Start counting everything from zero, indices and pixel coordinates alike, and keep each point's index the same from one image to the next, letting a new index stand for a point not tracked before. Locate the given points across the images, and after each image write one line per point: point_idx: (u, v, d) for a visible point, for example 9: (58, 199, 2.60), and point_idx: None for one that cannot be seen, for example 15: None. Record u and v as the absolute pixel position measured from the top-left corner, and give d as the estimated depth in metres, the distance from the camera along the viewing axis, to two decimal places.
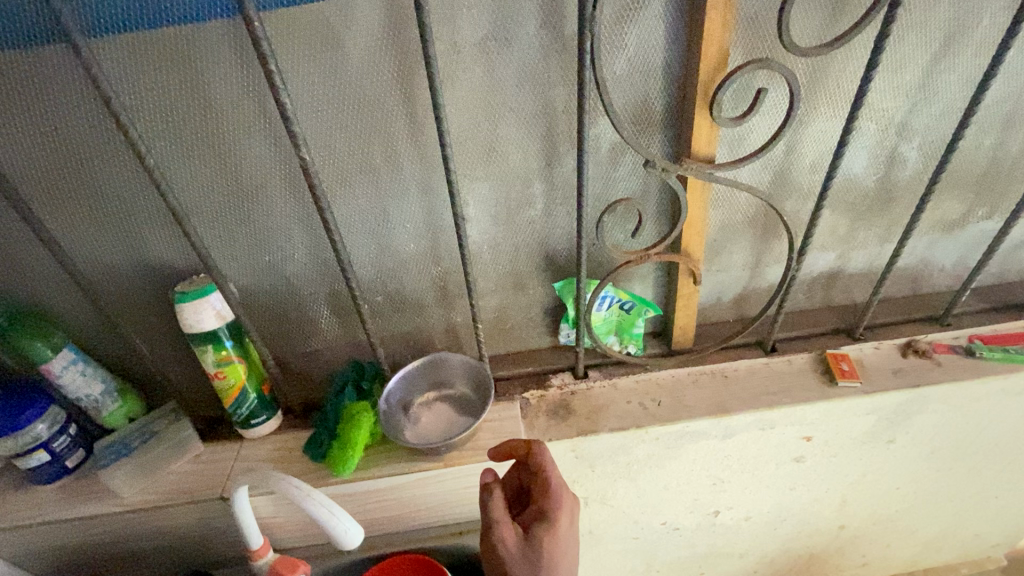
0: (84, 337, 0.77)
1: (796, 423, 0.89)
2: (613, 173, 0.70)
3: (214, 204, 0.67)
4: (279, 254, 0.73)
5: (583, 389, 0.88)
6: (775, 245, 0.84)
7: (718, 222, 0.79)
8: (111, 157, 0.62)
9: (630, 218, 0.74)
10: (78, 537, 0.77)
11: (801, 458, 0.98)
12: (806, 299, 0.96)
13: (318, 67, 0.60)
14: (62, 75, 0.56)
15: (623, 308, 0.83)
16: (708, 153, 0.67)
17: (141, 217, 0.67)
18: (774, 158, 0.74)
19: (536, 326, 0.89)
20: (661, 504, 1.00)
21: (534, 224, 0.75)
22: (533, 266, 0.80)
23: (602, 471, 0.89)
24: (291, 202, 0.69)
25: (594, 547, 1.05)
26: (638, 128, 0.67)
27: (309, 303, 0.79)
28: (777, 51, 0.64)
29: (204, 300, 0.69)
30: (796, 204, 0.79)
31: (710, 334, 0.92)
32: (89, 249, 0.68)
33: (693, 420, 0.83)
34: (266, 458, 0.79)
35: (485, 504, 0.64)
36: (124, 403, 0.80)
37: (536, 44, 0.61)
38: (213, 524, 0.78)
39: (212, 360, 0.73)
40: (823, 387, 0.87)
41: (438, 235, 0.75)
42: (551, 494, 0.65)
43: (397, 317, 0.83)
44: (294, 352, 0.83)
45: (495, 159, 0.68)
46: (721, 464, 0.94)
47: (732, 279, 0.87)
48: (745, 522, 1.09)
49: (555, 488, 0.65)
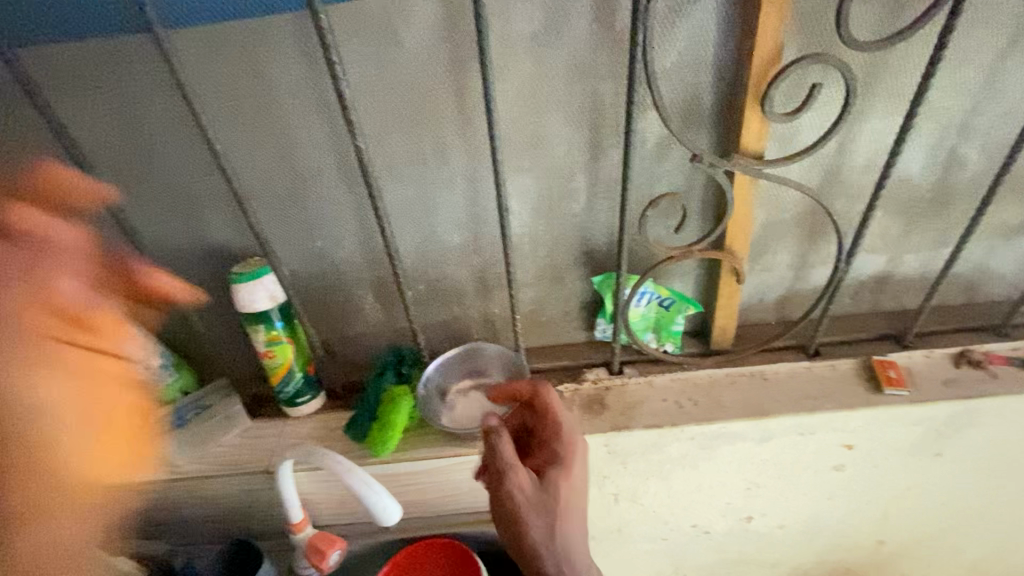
0: (145, 313, 0.82)
1: (838, 430, 0.87)
2: (658, 168, 0.70)
3: (272, 189, 0.70)
4: (329, 240, 0.76)
5: (618, 384, 0.87)
6: (822, 246, 0.82)
7: (763, 220, 0.78)
8: (180, 142, 0.66)
9: (673, 214, 0.74)
10: (132, 503, 0.81)
11: (841, 467, 0.95)
12: (853, 303, 0.93)
13: (376, 59, 0.62)
14: (143, 64, 0.60)
15: (662, 304, 0.83)
16: (757, 149, 0.66)
17: (204, 200, 0.71)
18: (825, 156, 0.72)
19: (573, 320, 0.89)
20: (692, 506, 0.99)
21: (576, 217, 0.76)
22: (572, 260, 0.80)
23: (634, 468, 0.89)
24: (344, 190, 0.72)
25: (622, 546, 1.05)
26: (686, 123, 0.67)
27: (354, 288, 0.82)
28: (833, 45, 0.63)
29: (258, 281, 0.72)
30: (846, 204, 0.77)
31: (750, 335, 0.91)
32: (155, 230, 0.73)
33: (729, 421, 0.82)
34: (308, 436, 0.82)
35: (496, 448, 0.65)
36: (179, 377, 0.85)
37: (587, 37, 0.62)
38: (257, 496, 0.81)
39: (263, 339, 0.76)
40: (868, 394, 0.84)
41: (481, 226, 0.77)
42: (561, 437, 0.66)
43: (437, 306, 0.85)
44: (337, 336, 0.86)
45: (541, 151, 0.69)
46: (757, 469, 0.92)
47: (775, 280, 0.85)
48: (779, 530, 1.07)
49: (564, 437, 0.67)
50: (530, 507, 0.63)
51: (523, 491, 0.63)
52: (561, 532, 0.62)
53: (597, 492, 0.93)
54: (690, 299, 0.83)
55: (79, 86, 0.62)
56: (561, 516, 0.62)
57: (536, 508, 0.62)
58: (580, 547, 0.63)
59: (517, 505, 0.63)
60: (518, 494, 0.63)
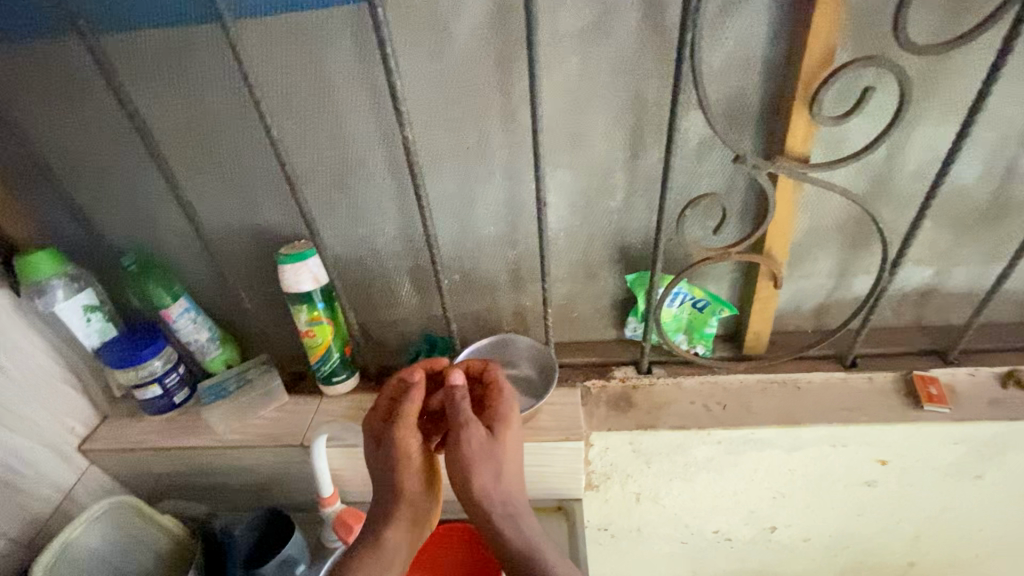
0: (196, 288, 0.86)
1: (872, 444, 0.85)
2: (698, 168, 0.70)
3: (321, 174, 0.73)
4: (371, 227, 0.79)
5: (645, 384, 0.87)
6: (865, 255, 0.80)
7: (804, 226, 0.77)
8: (239, 126, 0.69)
9: (711, 215, 0.74)
10: (176, 467, 0.86)
11: (873, 483, 0.93)
12: (894, 316, 0.90)
13: (426, 53, 0.64)
14: (210, 51, 0.64)
15: (696, 305, 0.82)
16: (803, 152, 0.65)
17: (258, 183, 0.74)
18: (873, 162, 0.71)
19: (604, 317, 0.89)
20: (714, 511, 0.98)
21: (612, 215, 0.76)
22: (607, 257, 0.81)
23: (658, 468, 0.89)
24: (388, 179, 0.74)
25: (641, 546, 1.05)
26: (731, 123, 0.66)
27: (392, 275, 0.84)
28: (888, 49, 0.62)
29: (304, 263, 0.76)
30: (893, 213, 0.75)
31: (784, 342, 0.90)
32: (211, 210, 0.77)
33: (759, 427, 0.81)
34: (342, 414, 0.85)
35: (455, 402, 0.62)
36: (224, 351, 0.89)
37: (634, 36, 0.62)
38: (291, 468, 0.85)
39: (305, 318, 0.80)
40: (906, 409, 0.82)
41: (518, 219, 0.78)
42: (505, 399, 0.65)
43: (470, 296, 0.87)
44: (373, 320, 0.89)
45: (582, 148, 0.70)
46: (784, 478, 0.91)
47: (813, 287, 0.84)
48: (803, 542, 1.05)
49: (508, 400, 0.65)
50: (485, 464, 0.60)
51: (477, 448, 0.60)
52: (509, 487, 0.61)
53: (619, 490, 0.94)
54: (725, 301, 0.82)
55: (150, 70, 0.66)
56: (510, 471, 0.61)
57: (493, 465, 0.60)
58: (524, 502, 0.62)
59: (473, 463, 0.60)
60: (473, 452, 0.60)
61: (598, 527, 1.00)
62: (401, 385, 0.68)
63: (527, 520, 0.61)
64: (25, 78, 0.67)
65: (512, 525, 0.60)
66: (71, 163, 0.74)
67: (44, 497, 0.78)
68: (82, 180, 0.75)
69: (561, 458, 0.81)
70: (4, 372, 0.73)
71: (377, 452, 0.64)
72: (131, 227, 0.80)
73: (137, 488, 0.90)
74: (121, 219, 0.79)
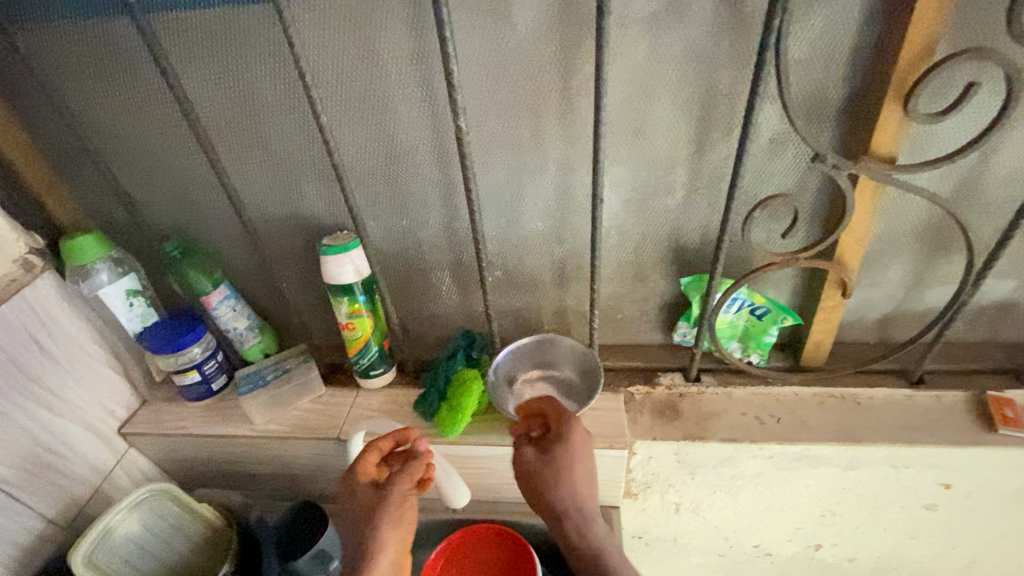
0: (236, 275, 0.85)
1: (938, 467, 0.79)
2: (768, 166, 0.65)
3: (367, 163, 0.71)
4: (415, 219, 0.76)
5: (693, 392, 0.83)
6: (943, 265, 0.74)
7: (878, 231, 0.71)
8: (285, 110, 0.67)
9: (778, 217, 0.69)
10: (212, 454, 0.86)
11: (932, 506, 0.87)
12: (967, 330, 0.84)
13: (483, 37, 0.60)
14: (261, 33, 0.62)
15: (753, 312, 0.78)
16: (888, 151, 0.60)
17: (301, 170, 0.72)
18: (963, 164, 0.65)
19: (651, 320, 0.85)
20: (757, 525, 0.94)
21: (669, 213, 0.72)
22: (660, 257, 0.76)
23: (702, 479, 0.85)
24: (435, 169, 0.71)
25: (676, 556, 1.01)
26: (810, 119, 0.61)
27: (434, 268, 0.82)
28: (996, 40, 0.55)
29: (346, 255, 0.73)
30: (980, 220, 0.69)
31: (844, 354, 0.84)
32: (254, 196, 0.75)
33: (815, 443, 0.76)
34: (379, 409, 0.83)
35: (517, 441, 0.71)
36: (262, 339, 0.88)
37: (710, 21, 0.57)
38: (326, 461, 0.84)
39: (345, 311, 0.77)
40: (978, 432, 0.76)
41: (568, 215, 0.74)
42: (562, 423, 0.69)
43: (513, 293, 0.84)
44: (412, 313, 0.87)
45: (642, 141, 0.66)
46: (836, 496, 0.86)
47: (881, 296, 0.78)
48: (849, 562, 1.00)
49: (569, 426, 0.68)
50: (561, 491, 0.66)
51: (551, 475, 0.66)
52: (586, 513, 0.67)
53: (658, 499, 0.90)
54: (787, 309, 0.77)
55: (198, 50, 0.64)
56: (584, 499, 0.66)
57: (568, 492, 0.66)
58: (602, 526, 0.67)
59: (550, 490, 0.66)
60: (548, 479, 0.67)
61: (632, 534, 0.97)
62: (396, 444, 0.68)
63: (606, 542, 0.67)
64: (74, 58, 0.66)
65: (579, 534, 0.67)
66: (117, 146, 0.73)
67: (84, 479, 0.78)
68: (128, 163, 0.74)
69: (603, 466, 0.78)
70: (48, 355, 0.73)
71: (370, 504, 0.63)
72: (174, 212, 0.79)
73: (173, 472, 0.90)
74: (164, 203, 0.78)
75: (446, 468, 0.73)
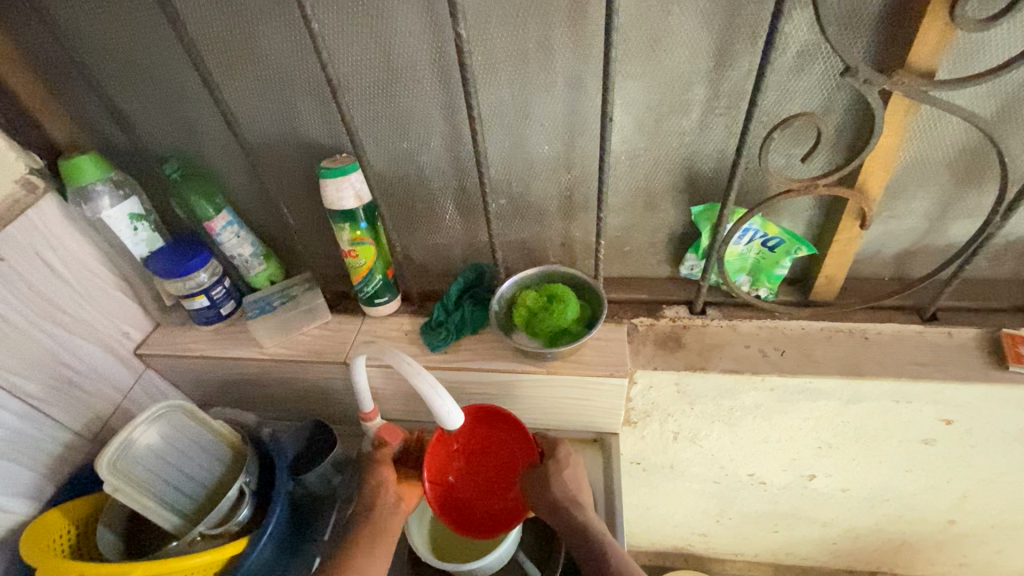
0: (239, 201, 0.84)
1: (942, 404, 0.79)
2: (794, 83, 0.61)
3: (366, 79, 0.68)
4: (416, 141, 0.74)
5: (697, 324, 0.82)
6: (973, 197, 0.70)
7: (906, 158, 0.67)
8: (276, 21, 0.64)
9: (800, 141, 0.65)
10: (225, 375, 0.88)
11: (931, 441, 0.88)
12: (990, 267, 0.81)
13: None
14: None
15: (766, 244, 0.75)
16: (927, 64, 0.56)
17: (297, 85, 0.69)
18: (1009, 83, 0.60)
19: (660, 252, 0.83)
20: (754, 455, 0.96)
21: (684, 136, 0.68)
22: (670, 185, 0.73)
23: (701, 410, 0.86)
24: (436, 87, 0.68)
25: (672, 481, 1.06)
26: (843, 27, 0.57)
27: (436, 196, 0.80)
28: None
29: (345, 178, 0.71)
30: (1019, 145, 0.65)
31: (856, 289, 0.82)
32: (252, 116, 0.73)
33: (818, 377, 0.76)
34: (385, 335, 0.85)
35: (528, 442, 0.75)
36: (267, 266, 0.89)
37: None
38: (336, 384, 0.87)
39: (348, 238, 0.77)
40: (987, 368, 0.75)
41: (577, 139, 0.71)
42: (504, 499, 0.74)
43: (518, 223, 0.82)
44: (415, 241, 0.86)
45: (659, 55, 0.61)
46: (835, 430, 0.87)
47: (903, 230, 0.75)
48: (841, 492, 1.03)
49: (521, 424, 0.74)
50: (537, 491, 0.72)
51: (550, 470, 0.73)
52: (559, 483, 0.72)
53: (656, 428, 0.92)
54: (802, 240, 0.74)
55: None
56: (569, 474, 0.73)
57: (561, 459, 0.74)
58: (574, 475, 0.74)
59: (543, 487, 0.72)
60: (529, 488, 0.73)
61: (631, 460, 1.01)
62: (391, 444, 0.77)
63: (568, 505, 0.70)
64: None
65: (543, 483, 0.72)
66: (106, 58, 0.70)
67: (104, 397, 0.81)
68: (119, 79, 0.72)
69: (603, 392, 0.79)
70: (57, 275, 0.74)
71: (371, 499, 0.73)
72: (171, 132, 0.77)
73: (191, 392, 0.94)
74: (160, 123, 0.76)
75: (439, 389, 0.64)
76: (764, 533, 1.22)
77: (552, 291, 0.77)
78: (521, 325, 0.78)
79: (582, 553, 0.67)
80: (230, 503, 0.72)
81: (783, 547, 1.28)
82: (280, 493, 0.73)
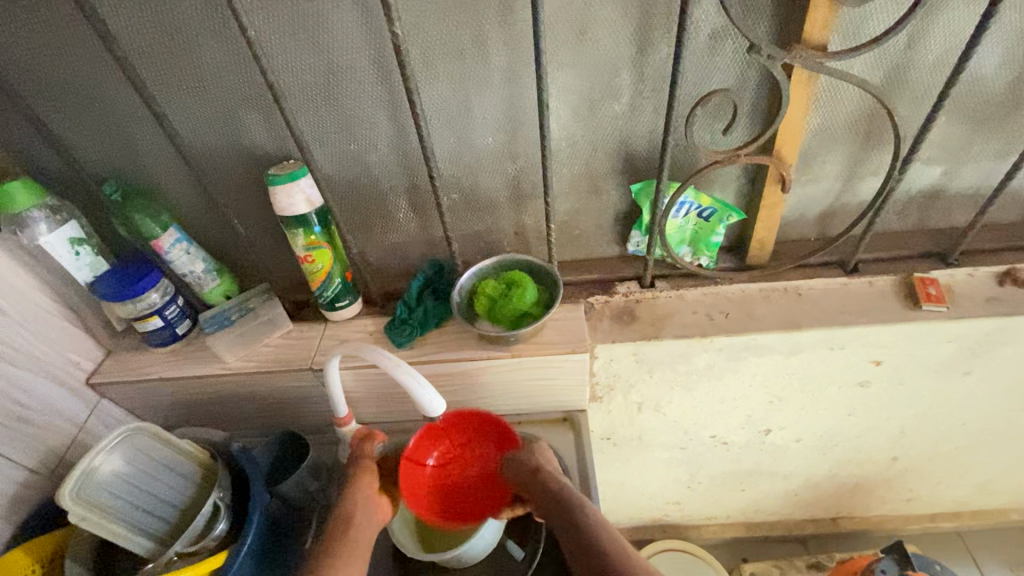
0: (186, 217, 0.83)
1: (870, 346, 0.87)
2: (709, 64, 0.67)
3: (308, 86, 0.69)
4: (364, 143, 0.75)
5: (648, 297, 0.87)
6: (875, 156, 0.78)
7: (814, 125, 0.74)
8: (211, 33, 0.64)
9: (720, 116, 0.71)
10: (187, 396, 0.87)
11: (866, 384, 0.96)
12: (898, 220, 0.90)
13: None
14: None
15: (701, 215, 0.82)
16: (820, 38, 0.63)
17: (240, 96, 0.70)
18: (892, 51, 0.68)
19: (607, 233, 0.88)
20: (713, 417, 1.02)
21: (617, 120, 0.73)
22: (610, 167, 0.78)
23: (660, 377, 0.91)
24: (378, 88, 0.70)
25: (641, 452, 1.11)
26: (746, 9, 0.63)
27: (388, 196, 0.82)
28: None
29: (294, 184, 0.72)
30: (907, 107, 0.73)
31: (787, 251, 0.89)
32: (195, 130, 0.73)
33: (760, 333, 0.82)
34: (349, 337, 0.86)
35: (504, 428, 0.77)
36: (222, 282, 0.87)
37: None
38: (304, 392, 0.86)
39: (302, 243, 0.77)
40: (904, 309, 0.83)
41: (518, 129, 0.74)
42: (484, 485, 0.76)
43: (470, 216, 0.84)
44: (371, 243, 0.88)
45: (586, 45, 0.66)
46: (782, 382, 0.94)
47: (820, 193, 0.83)
48: (795, 443, 1.11)
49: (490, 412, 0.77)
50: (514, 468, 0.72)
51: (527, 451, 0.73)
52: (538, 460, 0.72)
53: (621, 401, 0.97)
54: (733, 207, 0.80)
55: None
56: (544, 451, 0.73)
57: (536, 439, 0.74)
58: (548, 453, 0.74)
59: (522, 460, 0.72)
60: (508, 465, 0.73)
61: (601, 437, 1.05)
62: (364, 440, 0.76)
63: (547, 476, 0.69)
64: None
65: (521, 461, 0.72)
66: (33, 80, 0.68)
67: (57, 430, 0.78)
68: (49, 101, 0.70)
69: (567, 369, 0.83)
70: None
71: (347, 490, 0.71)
72: (109, 152, 0.75)
73: (151, 417, 0.91)
74: (96, 143, 0.74)
75: (419, 376, 0.67)
76: (732, 493, 1.29)
77: (515, 276, 0.79)
78: (483, 313, 0.80)
79: (562, 521, 0.64)
80: (205, 519, 0.71)
81: (751, 505, 1.35)
82: (258, 506, 0.72)
